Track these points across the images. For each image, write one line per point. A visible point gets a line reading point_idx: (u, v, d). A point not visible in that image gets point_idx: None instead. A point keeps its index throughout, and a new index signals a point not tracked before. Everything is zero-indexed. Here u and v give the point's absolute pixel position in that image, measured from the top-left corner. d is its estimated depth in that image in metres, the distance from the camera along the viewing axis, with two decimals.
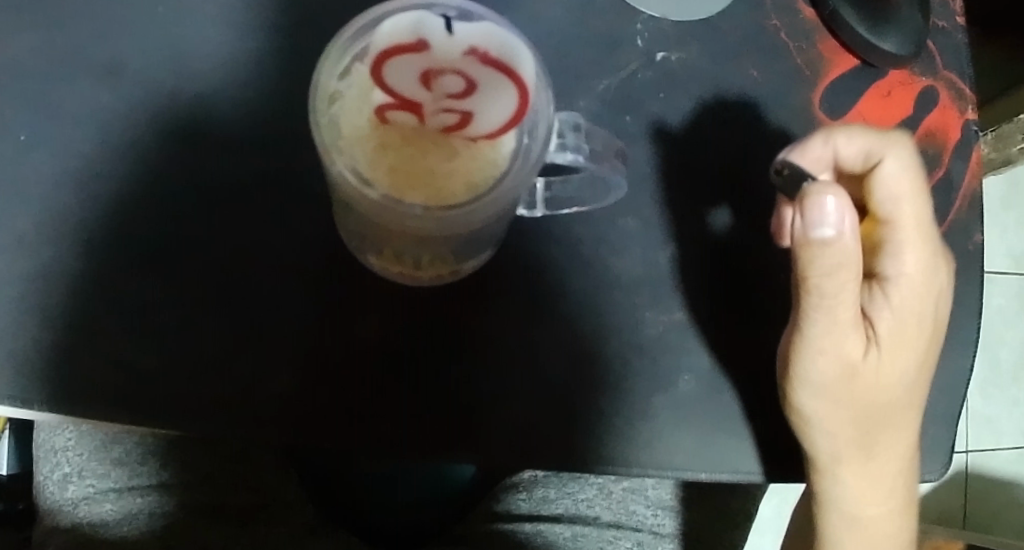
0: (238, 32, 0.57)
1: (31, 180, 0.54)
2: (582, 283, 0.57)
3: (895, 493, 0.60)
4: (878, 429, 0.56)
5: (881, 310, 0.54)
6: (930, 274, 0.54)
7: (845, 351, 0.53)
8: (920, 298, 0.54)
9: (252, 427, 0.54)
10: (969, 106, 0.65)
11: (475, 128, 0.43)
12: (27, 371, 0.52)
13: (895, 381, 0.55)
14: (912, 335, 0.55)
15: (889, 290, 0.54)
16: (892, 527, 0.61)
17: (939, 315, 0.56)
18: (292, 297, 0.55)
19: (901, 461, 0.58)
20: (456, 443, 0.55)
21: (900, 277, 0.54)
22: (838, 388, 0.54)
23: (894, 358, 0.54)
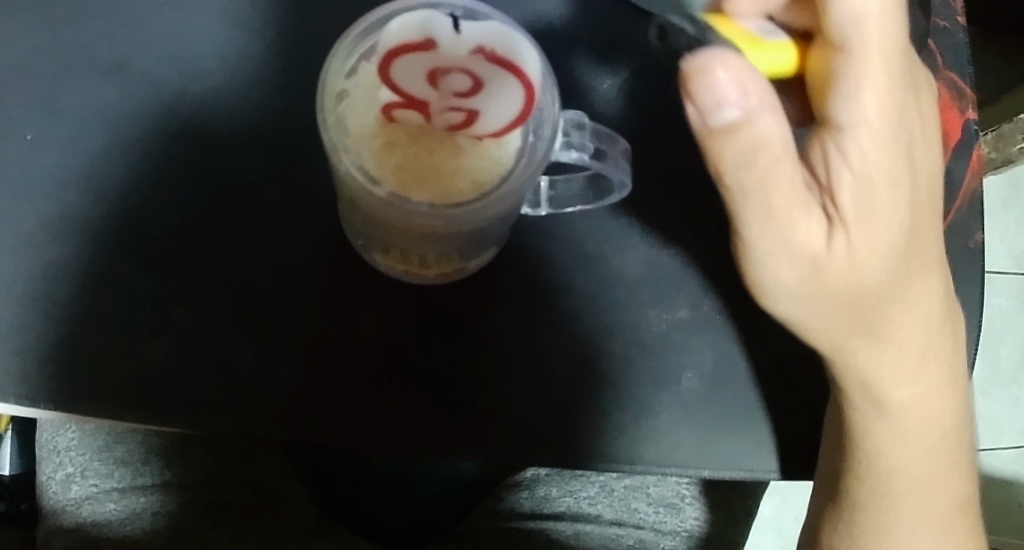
0: (243, 32, 0.57)
1: (38, 179, 0.54)
2: (586, 281, 0.57)
3: (919, 347, 0.55)
4: (881, 284, 0.51)
5: (844, 174, 0.48)
6: (889, 118, 0.47)
7: (800, 246, 0.49)
8: (885, 154, 0.48)
9: (257, 425, 0.54)
10: (969, 106, 0.66)
11: (478, 127, 0.44)
12: (34, 370, 0.52)
13: (875, 240, 0.50)
14: (880, 186, 0.48)
15: (846, 148, 0.47)
16: (930, 409, 0.57)
17: (908, 160, 0.49)
18: (298, 295, 0.55)
19: (920, 304, 0.54)
20: (461, 441, 0.55)
21: (855, 129, 0.47)
22: (807, 283, 0.50)
23: (866, 218, 0.49)
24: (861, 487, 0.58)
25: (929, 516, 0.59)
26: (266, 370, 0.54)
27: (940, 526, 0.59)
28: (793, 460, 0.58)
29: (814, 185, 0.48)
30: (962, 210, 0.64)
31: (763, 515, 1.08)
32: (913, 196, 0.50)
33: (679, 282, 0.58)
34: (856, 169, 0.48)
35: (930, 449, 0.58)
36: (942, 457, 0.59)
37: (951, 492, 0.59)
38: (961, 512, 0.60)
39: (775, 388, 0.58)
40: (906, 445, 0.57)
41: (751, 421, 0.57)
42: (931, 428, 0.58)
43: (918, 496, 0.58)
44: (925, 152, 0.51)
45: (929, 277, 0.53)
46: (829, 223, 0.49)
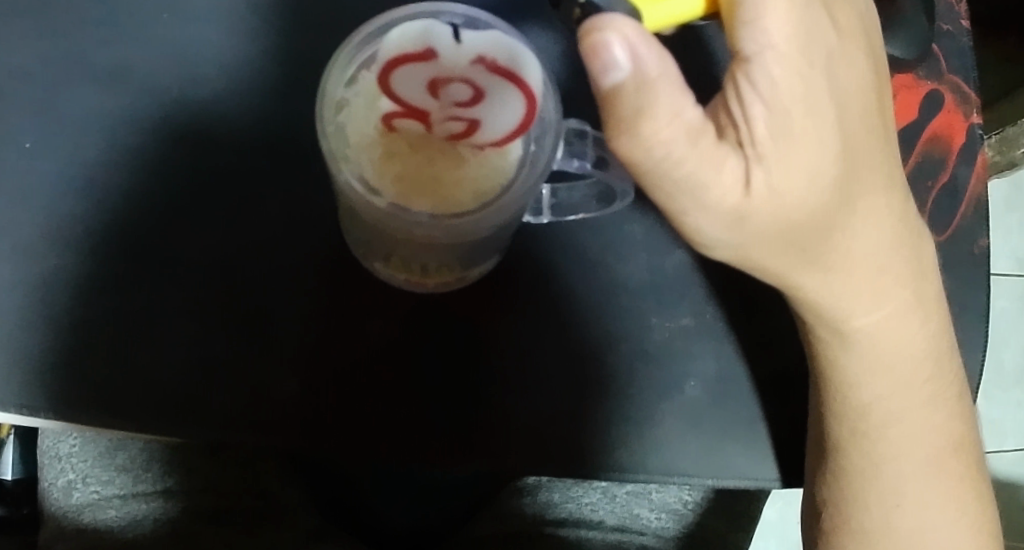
0: (243, 38, 0.57)
1: (37, 187, 0.54)
2: (588, 288, 0.57)
3: (875, 270, 0.52)
4: (831, 203, 0.47)
5: (757, 107, 0.43)
6: (800, 42, 0.43)
7: (718, 201, 0.44)
8: (800, 73, 0.43)
9: (258, 434, 0.53)
10: (973, 110, 0.65)
11: (480, 138, 0.43)
12: (33, 379, 0.52)
13: (814, 158, 0.45)
14: (807, 105, 0.44)
15: (758, 79, 0.43)
16: (899, 334, 0.55)
17: (831, 74, 0.45)
18: (298, 304, 0.55)
19: (872, 225, 0.50)
20: (463, 451, 0.55)
21: (766, 54, 0.43)
22: (739, 228, 0.46)
23: (793, 142, 0.44)
24: (838, 429, 0.55)
25: (918, 455, 0.56)
26: (266, 379, 0.54)
27: (935, 466, 0.56)
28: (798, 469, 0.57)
29: (731, 131, 0.44)
30: (967, 215, 0.64)
31: (766, 518, 1.07)
32: (849, 109, 0.46)
33: (681, 289, 0.58)
34: (769, 98, 0.43)
35: (902, 379, 0.55)
36: (921, 390, 0.56)
37: (937, 426, 0.57)
38: (956, 450, 0.57)
39: (778, 396, 0.57)
40: (876, 374, 0.55)
41: (755, 429, 0.57)
42: (903, 357, 0.55)
43: (899, 430, 0.56)
44: (860, 62, 0.47)
45: (874, 195, 0.50)
46: (746, 165, 0.44)
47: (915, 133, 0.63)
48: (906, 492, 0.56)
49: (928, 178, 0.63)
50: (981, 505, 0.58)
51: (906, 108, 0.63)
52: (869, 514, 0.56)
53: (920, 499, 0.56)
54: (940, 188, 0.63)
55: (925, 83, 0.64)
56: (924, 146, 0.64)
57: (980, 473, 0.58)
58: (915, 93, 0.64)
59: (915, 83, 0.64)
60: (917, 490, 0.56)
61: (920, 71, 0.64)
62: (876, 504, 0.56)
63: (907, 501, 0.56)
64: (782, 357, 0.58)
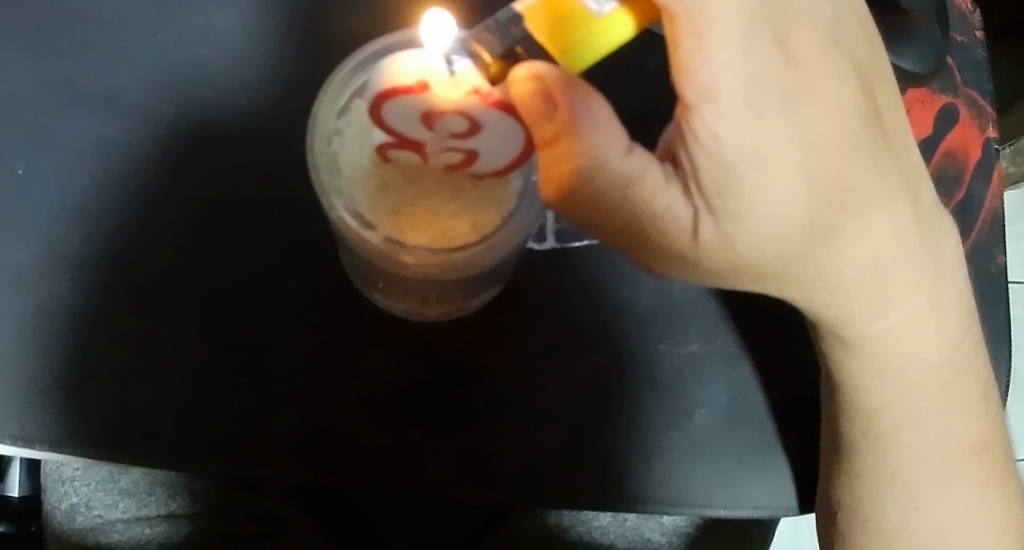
0: (238, 60, 0.56)
1: (30, 213, 0.53)
2: (595, 315, 0.55)
3: (874, 287, 0.48)
4: (809, 226, 0.44)
5: (702, 157, 0.42)
6: (747, 86, 0.41)
7: (678, 233, 0.44)
8: (747, 125, 0.41)
9: (258, 467, 0.52)
10: (989, 125, 0.64)
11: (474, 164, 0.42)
12: (28, 411, 0.51)
13: (776, 198, 0.42)
14: (758, 157, 0.42)
15: (702, 131, 0.41)
16: (909, 343, 0.51)
17: (785, 115, 0.42)
18: (298, 332, 0.53)
19: (871, 241, 0.46)
20: (467, 484, 0.53)
21: (707, 107, 0.41)
22: (706, 272, 0.46)
23: (749, 189, 0.42)
24: (850, 432, 0.53)
25: (935, 459, 0.53)
26: (266, 411, 0.52)
27: (955, 469, 0.54)
28: (814, 496, 0.56)
29: (677, 173, 0.43)
30: (983, 232, 0.63)
31: (778, 533, 1.05)
32: (819, 134, 0.43)
33: (690, 315, 0.56)
34: (719, 142, 0.41)
35: (913, 385, 0.52)
36: (927, 407, 0.53)
37: (956, 430, 0.54)
38: (981, 450, 0.54)
39: (794, 420, 0.56)
40: (885, 382, 0.52)
41: (769, 455, 0.55)
42: (904, 380, 0.52)
43: (913, 434, 0.53)
44: (833, 82, 0.43)
45: (879, 210, 0.45)
46: (695, 212, 0.43)
47: (932, 146, 0.62)
48: (924, 494, 0.53)
49: (944, 196, 0.62)
50: (1009, 505, 0.55)
51: (921, 122, 0.61)
52: (884, 515, 0.54)
53: (938, 502, 0.54)
54: (956, 204, 0.62)
55: (940, 97, 0.63)
56: (940, 161, 0.62)
57: (1007, 470, 0.56)
58: (929, 107, 0.62)
59: (929, 97, 0.62)
60: (935, 492, 0.54)
61: (934, 85, 0.62)
62: (894, 506, 0.54)
63: (924, 503, 0.54)
64: (795, 381, 0.56)
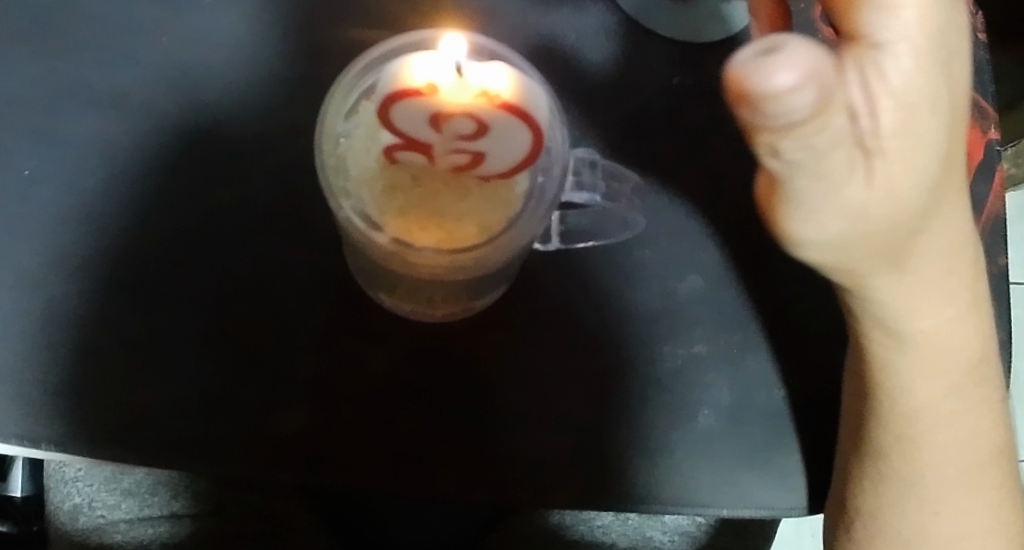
0: (244, 62, 0.56)
1: (37, 213, 0.53)
2: (598, 314, 0.55)
3: (927, 310, 0.45)
4: (904, 241, 0.37)
5: (880, 91, 0.29)
6: (935, 35, 0.30)
7: (838, 199, 0.32)
8: (932, 71, 0.30)
9: (264, 467, 0.52)
10: (991, 126, 0.64)
11: (754, 66, 0.26)
12: (34, 411, 0.51)
13: (915, 174, 0.32)
14: (920, 109, 0.30)
15: (883, 60, 0.30)
16: (952, 360, 0.49)
17: (954, 96, 0.34)
18: (304, 332, 0.53)
19: (935, 280, 0.43)
20: (472, 485, 0.53)
21: (901, 4, 0.30)
22: (842, 244, 0.35)
23: (903, 143, 0.31)
24: (884, 437, 0.52)
25: (959, 466, 0.53)
26: (272, 411, 0.52)
27: (974, 476, 0.54)
28: (817, 496, 0.56)
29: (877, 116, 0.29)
30: (985, 234, 0.63)
31: (780, 534, 1.05)
32: (957, 109, 0.35)
33: (695, 315, 0.56)
34: (892, 97, 0.30)
35: (944, 403, 0.51)
36: (947, 421, 0.52)
37: (982, 437, 0.54)
38: (998, 457, 0.55)
39: (797, 420, 0.56)
40: (932, 396, 0.51)
41: (773, 455, 0.55)
42: (935, 396, 0.51)
43: (947, 440, 0.53)
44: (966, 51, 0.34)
45: (953, 238, 0.41)
46: (869, 155, 0.30)
47: None
48: (945, 500, 0.54)
49: None
50: (1016, 515, 0.57)
51: None
52: (904, 522, 0.54)
53: (955, 507, 0.54)
54: None
55: None
56: None
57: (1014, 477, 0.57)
58: None
59: None
60: (955, 498, 0.54)
61: None
62: (912, 508, 0.54)
63: (945, 508, 0.54)
64: (798, 382, 0.56)
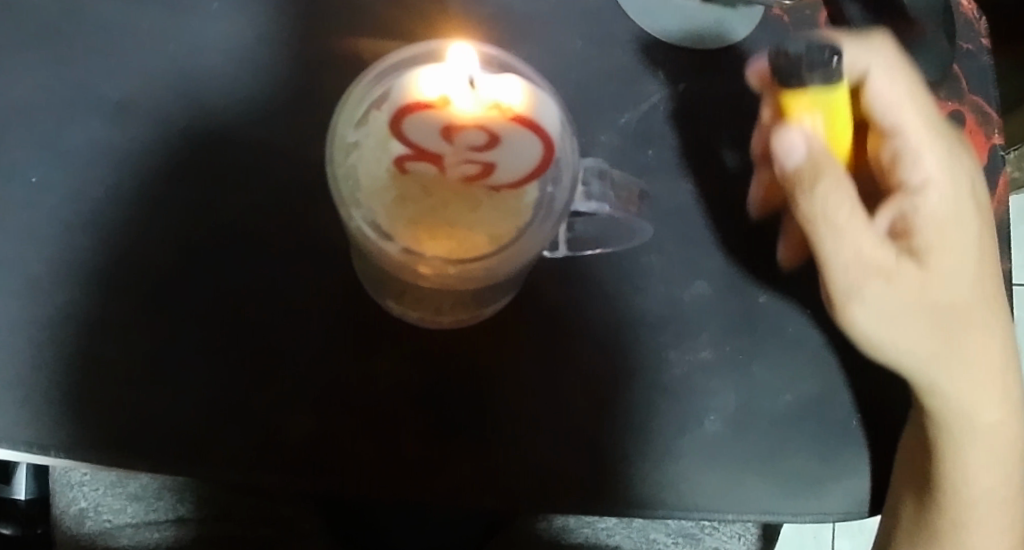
0: (250, 68, 0.56)
1: (44, 220, 0.53)
2: (605, 321, 0.56)
3: (966, 367, 0.53)
4: (926, 323, 0.51)
5: (919, 218, 0.51)
6: (948, 187, 0.52)
7: (868, 256, 0.49)
8: (948, 201, 0.51)
9: (272, 474, 0.52)
10: (995, 131, 0.64)
11: (791, 147, 0.48)
12: (43, 418, 0.51)
13: (944, 282, 0.51)
14: (941, 230, 0.51)
15: (913, 205, 0.51)
16: (999, 424, 0.55)
17: (938, 235, 0.51)
18: (313, 340, 0.54)
19: (977, 353, 0.53)
20: (481, 492, 0.53)
21: (925, 185, 0.51)
22: (875, 293, 0.50)
23: (937, 242, 0.51)
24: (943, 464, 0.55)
25: (995, 494, 0.57)
26: (280, 418, 0.53)
27: (1005, 500, 0.57)
28: (823, 502, 0.56)
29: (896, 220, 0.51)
30: None
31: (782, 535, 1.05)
32: (943, 225, 0.51)
33: (700, 322, 0.56)
34: (934, 191, 0.51)
35: (995, 454, 0.56)
36: (989, 475, 0.56)
37: (1014, 470, 0.57)
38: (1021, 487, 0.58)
39: (801, 425, 0.56)
40: (985, 442, 0.55)
41: (777, 460, 0.56)
42: (989, 443, 0.55)
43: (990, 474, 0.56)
44: (974, 226, 0.52)
45: (989, 339, 0.53)
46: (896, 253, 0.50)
47: None
48: (976, 520, 0.57)
49: None
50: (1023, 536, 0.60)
51: None
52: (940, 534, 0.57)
53: (986, 528, 0.57)
54: None
55: (946, 104, 0.63)
56: None
57: None
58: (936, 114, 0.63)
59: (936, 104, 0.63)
60: (988, 517, 0.57)
61: (940, 93, 0.63)
62: (949, 525, 0.57)
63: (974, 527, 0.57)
64: (802, 387, 0.57)
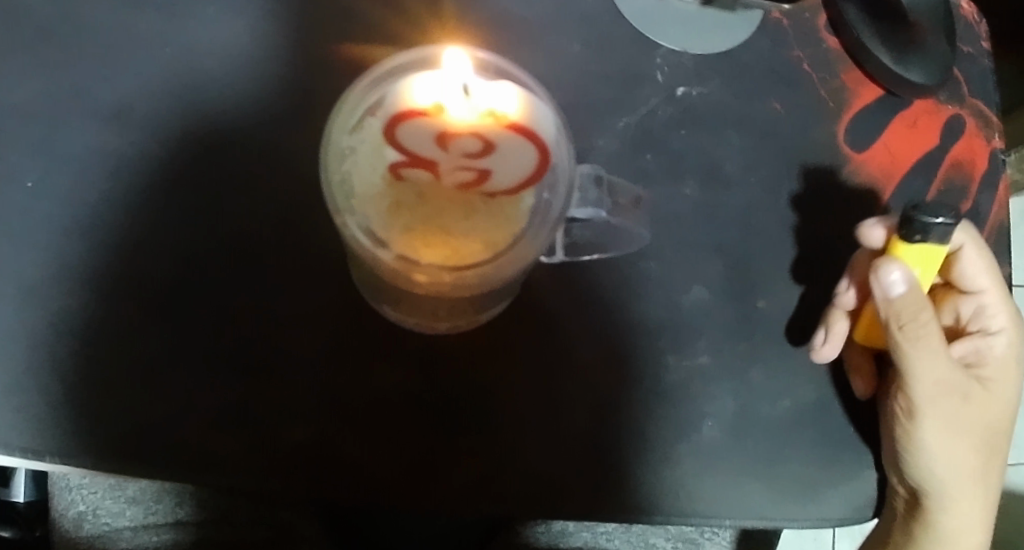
0: (248, 72, 0.56)
1: (39, 223, 0.53)
2: (602, 326, 0.55)
3: (967, 488, 0.59)
4: (963, 450, 0.58)
5: (978, 348, 0.59)
6: (1009, 344, 0.59)
7: (930, 374, 0.55)
8: (1003, 375, 0.59)
9: (266, 481, 0.52)
10: (995, 135, 0.63)
11: (887, 280, 0.51)
12: (36, 422, 0.50)
13: (982, 416, 0.58)
14: (993, 371, 0.59)
15: (981, 352, 0.59)
16: (975, 532, 0.61)
17: (993, 413, 0.59)
18: (309, 346, 0.53)
19: (972, 507, 0.60)
20: (476, 499, 0.53)
21: (990, 329, 0.59)
22: (934, 404, 0.56)
23: (986, 380, 0.59)
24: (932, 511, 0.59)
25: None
26: (275, 424, 0.52)
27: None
28: (821, 507, 0.55)
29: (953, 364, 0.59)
30: (990, 243, 0.62)
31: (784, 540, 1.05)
32: (1001, 417, 0.59)
33: (698, 328, 0.56)
34: (995, 357, 0.59)
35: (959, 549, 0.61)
36: None
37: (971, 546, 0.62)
38: None
39: (799, 430, 0.56)
40: (964, 521, 0.60)
41: (776, 466, 0.55)
42: (955, 546, 0.61)
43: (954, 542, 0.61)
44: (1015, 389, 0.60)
45: (992, 475, 0.61)
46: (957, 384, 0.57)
47: (935, 158, 0.61)
48: None
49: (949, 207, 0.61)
50: None
51: (926, 133, 0.62)
52: None
53: None
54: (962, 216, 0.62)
55: (945, 108, 0.62)
56: (946, 172, 0.61)
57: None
58: (935, 119, 0.62)
59: (935, 108, 0.62)
60: None
61: (940, 95, 0.63)
62: None
63: None
64: (800, 392, 0.56)
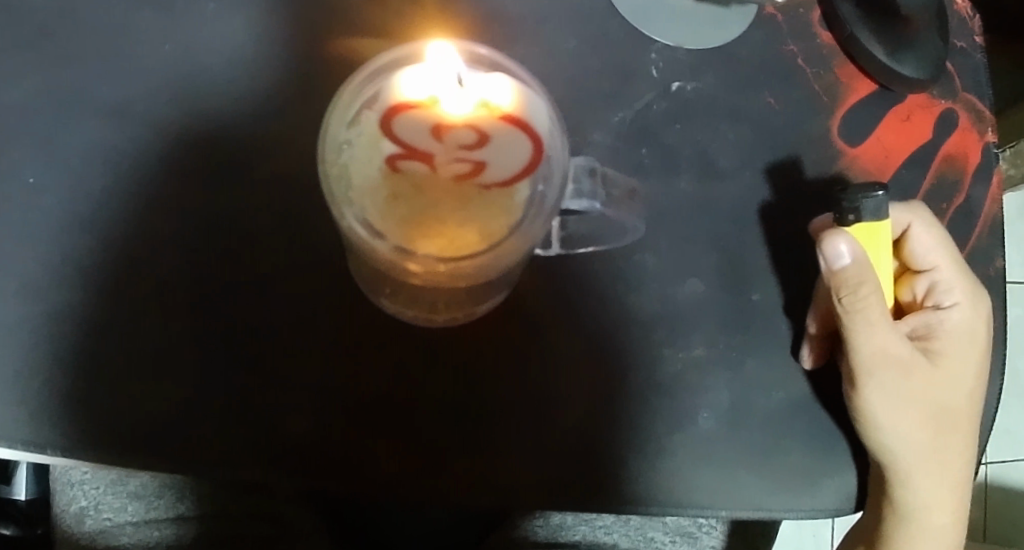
0: (245, 68, 0.57)
1: (40, 220, 0.53)
2: (598, 320, 0.56)
3: (935, 468, 0.59)
4: (925, 426, 0.57)
5: (937, 324, 0.58)
6: (967, 316, 0.58)
7: (878, 349, 0.55)
8: (963, 349, 0.58)
9: (268, 471, 0.52)
10: (989, 128, 0.64)
11: (831, 249, 0.51)
12: (40, 417, 0.51)
13: (942, 390, 0.57)
14: (952, 344, 0.58)
15: (940, 328, 0.58)
16: (947, 510, 0.60)
17: (951, 385, 0.58)
18: (309, 339, 0.54)
19: (941, 486, 0.59)
20: (475, 489, 0.53)
21: (948, 301, 0.58)
22: (885, 378, 0.55)
23: (943, 354, 0.58)
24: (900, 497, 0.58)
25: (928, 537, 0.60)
26: (276, 416, 0.53)
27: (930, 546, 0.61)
28: (814, 497, 0.56)
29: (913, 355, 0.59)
30: (982, 237, 0.63)
31: (781, 532, 1.06)
32: (965, 394, 0.58)
33: (694, 321, 0.57)
34: (948, 329, 0.58)
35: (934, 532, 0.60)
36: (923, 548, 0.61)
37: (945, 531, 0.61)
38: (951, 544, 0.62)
39: (793, 422, 0.57)
40: (935, 505, 0.60)
41: (770, 457, 0.56)
42: (928, 528, 0.60)
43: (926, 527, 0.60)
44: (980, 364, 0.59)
45: (962, 454, 0.59)
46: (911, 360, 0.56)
47: (928, 153, 0.62)
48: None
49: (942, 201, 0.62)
50: None
51: (919, 128, 0.62)
52: None
53: None
54: (955, 209, 0.62)
55: (940, 103, 0.63)
56: (939, 166, 0.62)
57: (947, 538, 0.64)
58: (929, 113, 0.63)
59: (930, 103, 0.63)
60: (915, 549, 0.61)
61: (933, 89, 0.63)
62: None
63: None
64: (795, 385, 0.57)
